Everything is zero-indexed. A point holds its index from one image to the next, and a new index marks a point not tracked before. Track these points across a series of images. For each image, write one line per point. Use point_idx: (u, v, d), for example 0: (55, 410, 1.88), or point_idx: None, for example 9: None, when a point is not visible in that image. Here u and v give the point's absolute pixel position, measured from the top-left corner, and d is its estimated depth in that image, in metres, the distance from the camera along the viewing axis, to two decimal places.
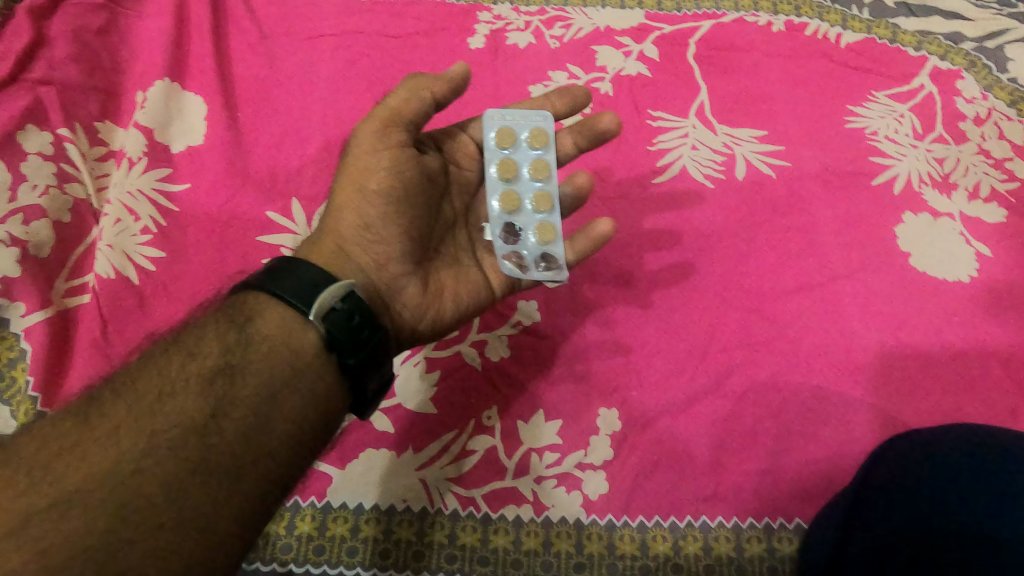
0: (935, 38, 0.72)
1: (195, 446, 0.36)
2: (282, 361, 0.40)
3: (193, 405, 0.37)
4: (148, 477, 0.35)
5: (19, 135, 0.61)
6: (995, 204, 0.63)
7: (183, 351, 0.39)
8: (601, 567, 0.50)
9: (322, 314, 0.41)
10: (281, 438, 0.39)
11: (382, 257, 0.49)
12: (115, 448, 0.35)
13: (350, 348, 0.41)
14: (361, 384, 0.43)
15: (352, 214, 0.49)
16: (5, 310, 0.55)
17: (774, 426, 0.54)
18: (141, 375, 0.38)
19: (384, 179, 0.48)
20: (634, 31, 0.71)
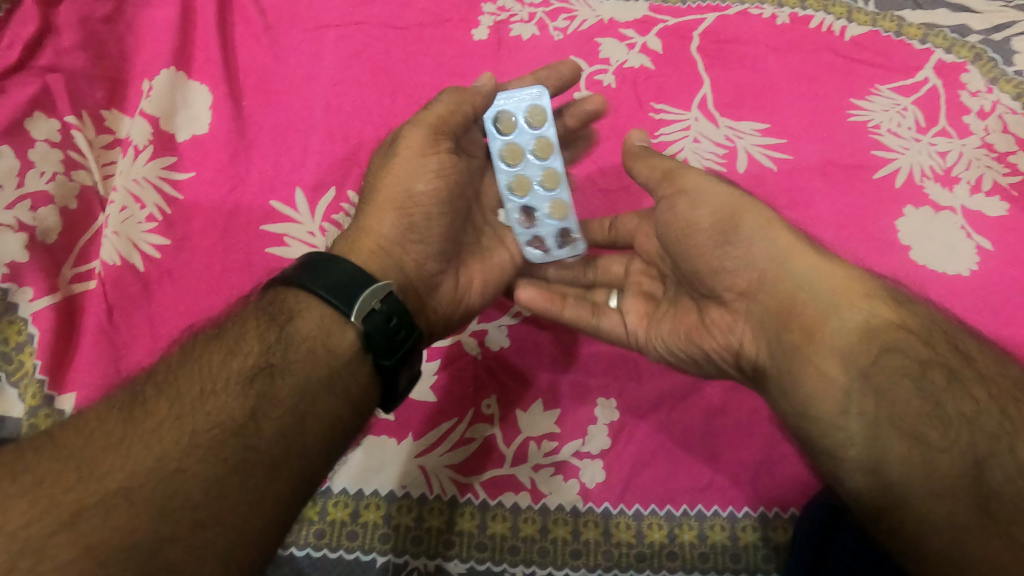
0: (941, 30, 0.71)
1: (235, 445, 0.38)
2: (320, 361, 0.42)
3: (234, 403, 0.39)
4: (190, 474, 0.36)
5: (27, 121, 0.61)
6: (997, 197, 0.63)
7: (223, 350, 0.41)
8: (597, 554, 0.51)
9: (362, 315, 0.42)
10: (314, 438, 0.41)
11: (422, 256, 0.51)
12: (159, 445, 0.36)
13: (385, 350, 0.43)
14: (395, 383, 0.44)
15: (395, 215, 0.51)
16: (13, 295, 0.56)
17: (771, 417, 0.55)
18: (183, 373, 0.39)
19: (432, 183, 0.51)
20: (638, 23, 0.71)
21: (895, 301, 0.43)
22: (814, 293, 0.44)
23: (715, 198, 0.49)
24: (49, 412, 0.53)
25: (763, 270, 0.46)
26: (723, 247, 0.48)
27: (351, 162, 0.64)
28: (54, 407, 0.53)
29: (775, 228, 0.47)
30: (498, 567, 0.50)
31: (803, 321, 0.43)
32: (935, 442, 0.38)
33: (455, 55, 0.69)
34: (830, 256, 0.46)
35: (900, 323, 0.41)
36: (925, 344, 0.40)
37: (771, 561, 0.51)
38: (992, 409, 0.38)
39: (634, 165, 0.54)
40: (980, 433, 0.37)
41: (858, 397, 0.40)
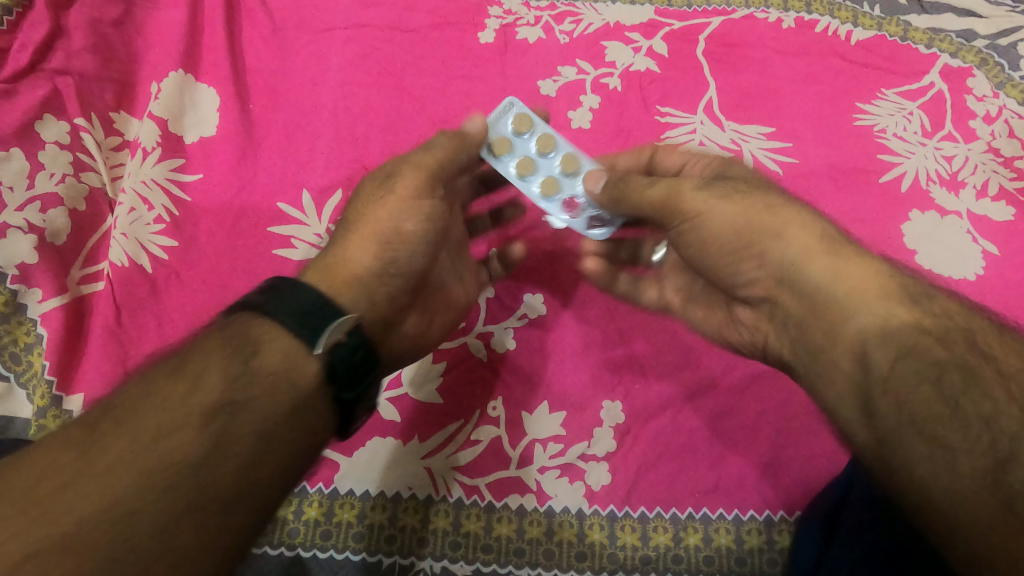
0: (947, 35, 0.71)
1: (191, 488, 0.34)
2: (283, 397, 0.39)
3: (193, 443, 0.35)
4: (143, 520, 0.33)
5: (37, 123, 0.62)
6: (1003, 202, 0.63)
7: (183, 382, 0.37)
8: (602, 557, 0.51)
9: (328, 348, 0.40)
10: (274, 476, 0.38)
11: (394, 293, 0.48)
12: (109, 490, 0.33)
13: (349, 383, 0.41)
14: (354, 417, 0.42)
15: (375, 248, 0.47)
16: (23, 296, 0.56)
17: (776, 420, 0.55)
18: (139, 407, 0.35)
19: (421, 220, 0.48)
20: (644, 26, 0.71)
21: (912, 300, 0.40)
22: (830, 296, 0.42)
23: (719, 210, 0.45)
24: (58, 412, 0.54)
25: (781, 274, 0.44)
26: (737, 257, 0.45)
27: (358, 164, 0.65)
28: (63, 407, 0.54)
29: (792, 231, 0.44)
30: (503, 568, 0.51)
31: (825, 319, 0.42)
32: (953, 439, 0.35)
33: (462, 58, 0.69)
34: (842, 248, 0.43)
35: (918, 325, 0.39)
36: (941, 343, 0.38)
37: (775, 565, 0.51)
38: (1011, 406, 0.35)
39: (626, 188, 0.49)
40: (997, 432, 0.35)
41: (879, 393, 0.38)
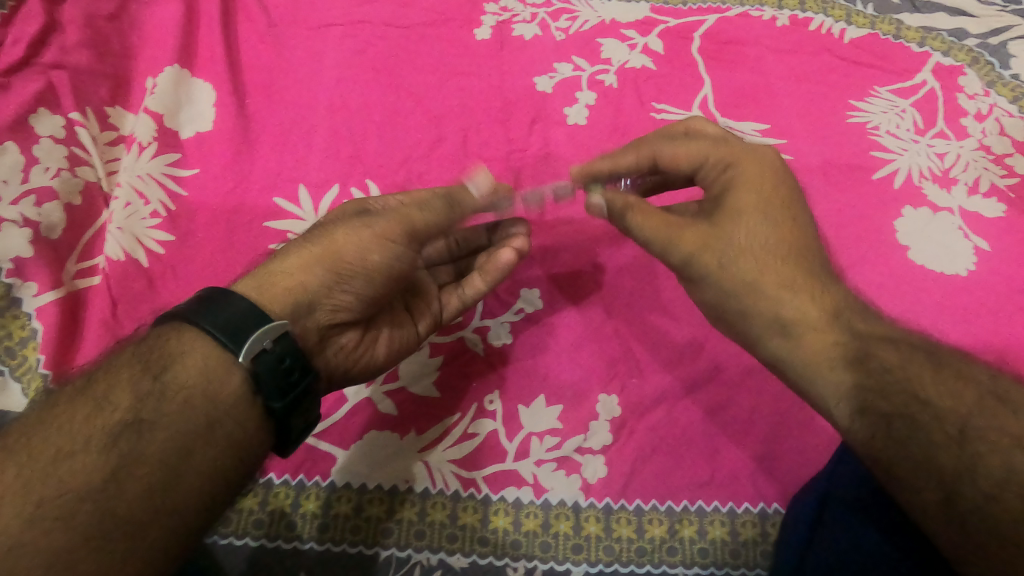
0: (939, 34, 0.72)
1: (89, 511, 0.34)
2: (196, 412, 0.37)
3: (92, 466, 0.35)
4: (31, 549, 0.33)
5: (32, 118, 0.61)
6: (994, 199, 0.64)
7: (90, 404, 0.37)
8: (598, 549, 0.51)
9: (251, 356, 0.38)
10: (189, 493, 0.36)
11: (341, 312, 0.45)
12: (2, 517, 0.33)
13: (276, 392, 0.39)
14: (287, 426, 0.40)
15: (330, 269, 0.44)
16: (18, 290, 0.56)
17: (770, 414, 0.55)
18: (41, 431, 0.36)
19: (389, 254, 0.46)
20: (639, 24, 0.71)
21: (858, 360, 0.42)
22: (788, 367, 0.44)
23: (709, 285, 0.47)
24: None
25: (750, 344, 0.46)
26: (722, 321, 0.48)
27: (354, 159, 0.65)
28: None
29: (768, 307, 0.44)
30: (500, 561, 0.51)
31: (793, 383, 0.45)
32: (904, 478, 0.38)
33: (458, 54, 0.69)
34: (812, 314, 0.43)
35: (860, 386, 0.41)
36: (887, 400, 0.40)
37: (770, 557, 0.51)
38: (951, 447, 0.37)
39: (630, 229, 0.50)
40: (944, 473, 0.37)
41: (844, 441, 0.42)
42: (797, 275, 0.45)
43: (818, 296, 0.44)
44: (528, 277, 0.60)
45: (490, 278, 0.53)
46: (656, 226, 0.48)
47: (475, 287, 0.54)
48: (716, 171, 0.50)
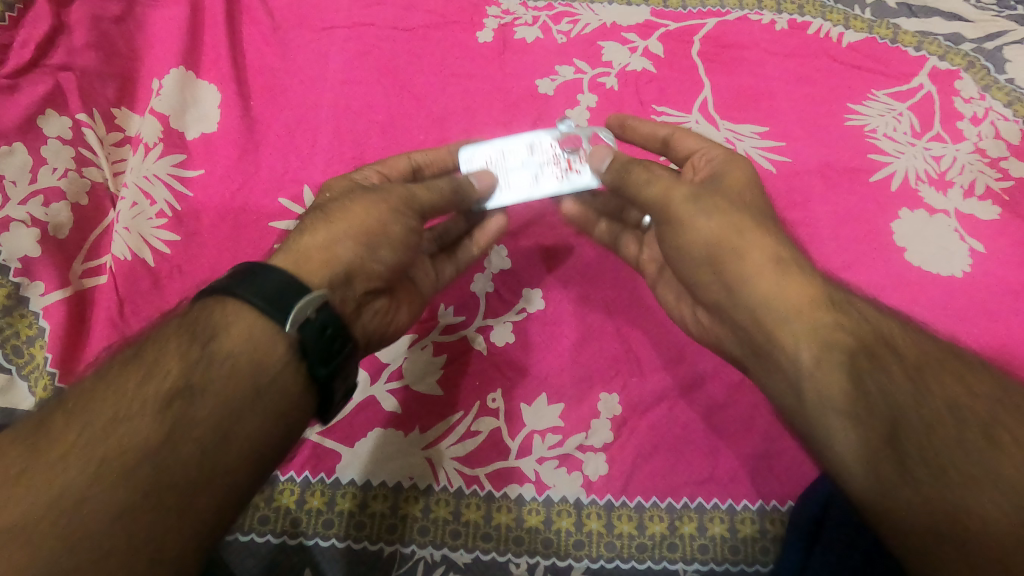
0: (935, 38, 0.73)
1: (147, 472, 0.34)
2: (244, 379, 0.38)
3: (149, 427, 0.35)
4: (98, 504, 0.33)
5: (39, 118, 0.62)
6: (989, 202, 0.65)
7: (140, 371, 0.37)
8: (599, 545, 0.52)
9: (298, 324, 0.39)
10: (241, 457, 0.37)
11: (372, 280, 0.47)
12: (62, 477, 0.33)
13: (322, 358, 0.40)
14: (329, 393, 0.41)
15: (357, 240, 0.46)
16: (25, 289, 0.56)
17: (770, 412, 0.56)
18: (96, 395, 0.36)
19: (405, 223, 0.48)
20: (640, 27, 0.72)
21: (839, 306, 0.42)
22: (770, 310, 0.43)
23: (702, 223, 0.47)
24: None
25: (731, 287, 0.45)
26: (704, 266, 0.47)
27: (358, 160, 0.65)
28: None
29: (755, 251, 0.45)
30: (502, 557, 0.51)
31: (763, 327, 0.44)
32: (857, 416, 0.38)
33: (460, 57, 0.70)
34: (791, 267, 0.44)
35: (839, 324, 0.41)
36: (858, 337, 0.40)
37: (767, 553, 0.52)
38: (906, 383, 0.38)
39: (629, 178, 0.50)
40: (896, 405, 0.37)
41: (806, 384, 0.40)
42: (782, 241, 0.47)
43: (793, 253, 0.46)
44: (530, 278, 0.61)
45: (483, 244, 0.57)
46: (657, 173, 0.49)
47: (467, 253, 0.57)
48: (705, 160, 0.54)
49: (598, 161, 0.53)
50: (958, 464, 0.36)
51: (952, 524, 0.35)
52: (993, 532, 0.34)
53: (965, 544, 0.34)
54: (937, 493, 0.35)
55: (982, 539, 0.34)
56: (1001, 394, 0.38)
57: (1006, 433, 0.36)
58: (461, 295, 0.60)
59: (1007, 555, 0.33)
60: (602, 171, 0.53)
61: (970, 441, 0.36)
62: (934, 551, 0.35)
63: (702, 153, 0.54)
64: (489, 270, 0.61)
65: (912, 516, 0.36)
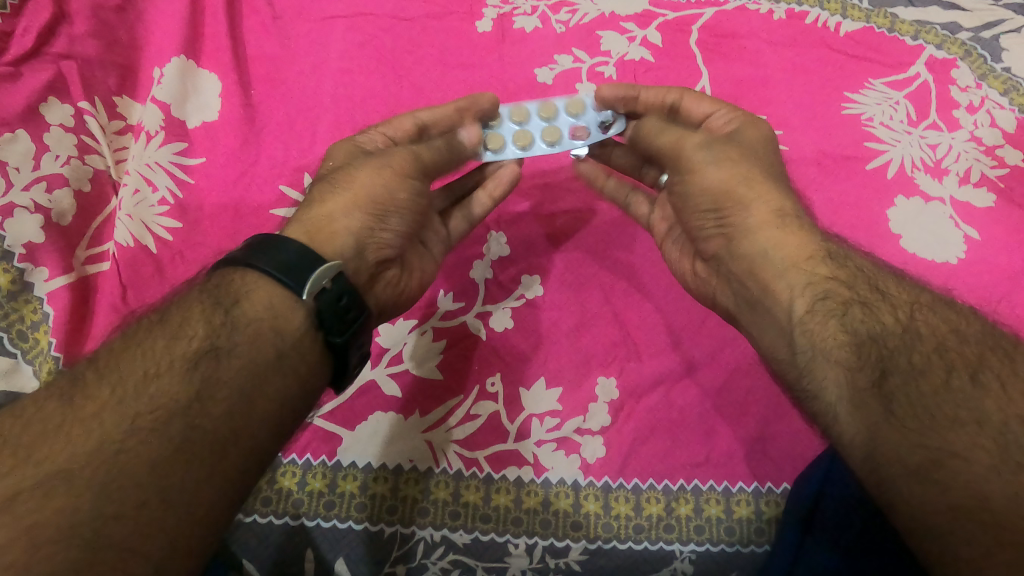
0: (932, 27, 0.73)
1: (180, 426, 0.36)
2: (266, 342, 0.40)
3: (179, 386, 0.37)
4: (134, 456, 0.34)
5: (42, 106, 0.63)
6: (985, 189, 0.65)
7: (167, 333, 0.39)
8: (597, 527, 0.53)
9: (314, 294, 0.41)
10: (265, 421, 0.39)
11: (384, 247, 0.49)
12: (101, 430, 0.35)
13: (337, 326, 0.42)
14: (345, 361, 0.43)
15: (367, 209, 0.48)
16: (30, 275, 0.57)
17: (765, 397, 0.57)
18: (125, 358, 0.38)
19: (411, 189, 0.50)
20: (638, 16, 0.72)
21: (833, 258, 0.45)
22: (766, 261, 0.46)
23: (712, 173, 0.49)
24: None
25: (731, 235, 0.48)
26: (707, 214, 0.50)
27: None
28: None
29: (760, 202, 0.48)
30: (501, 537, 0.52)
31: (759, 278, 0.46)
32: (845, 361, 0.40)
33: (459, 46, 0.70)
34: (791, 222, 0.47)
35: (832, 275, 0.44)
36: (851, 287, 0.43)
37: (763, 534, 0.53)
38: (896, 328, 0.40)
39: (646, 130, 0.54)
40: (884, 351, 0.40)
41: (798, 333, 0.43)
42: (785, 200, 0.48)
43: (795, 208, 0.48)
44: (529, 264, 0.61)
45: (495, 195, 0.58)
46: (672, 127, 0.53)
47: (478, 205, 0.57)
48: (724, 121, 0.54)
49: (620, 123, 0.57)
50: (942, 405, 0.37)
51: (931, 467, 0.36)
52: (973, 472, 0.35)
53: (947, 486, 0.35)
54: (920, 438, 0.37)
55: (959, 478, 0.35)
56: (990, 339, 0.40)
57: (992, 375, 0.37)
58: (461, 281, 0.60)
59: (988, 495, 0.34)
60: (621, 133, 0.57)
61: (955, 383, 0.37)
62: (913, 491, 0.36)
63: (718, 116, 0.54)
64: (488, 257, 0.62)
65: (889, 457, 0.37)
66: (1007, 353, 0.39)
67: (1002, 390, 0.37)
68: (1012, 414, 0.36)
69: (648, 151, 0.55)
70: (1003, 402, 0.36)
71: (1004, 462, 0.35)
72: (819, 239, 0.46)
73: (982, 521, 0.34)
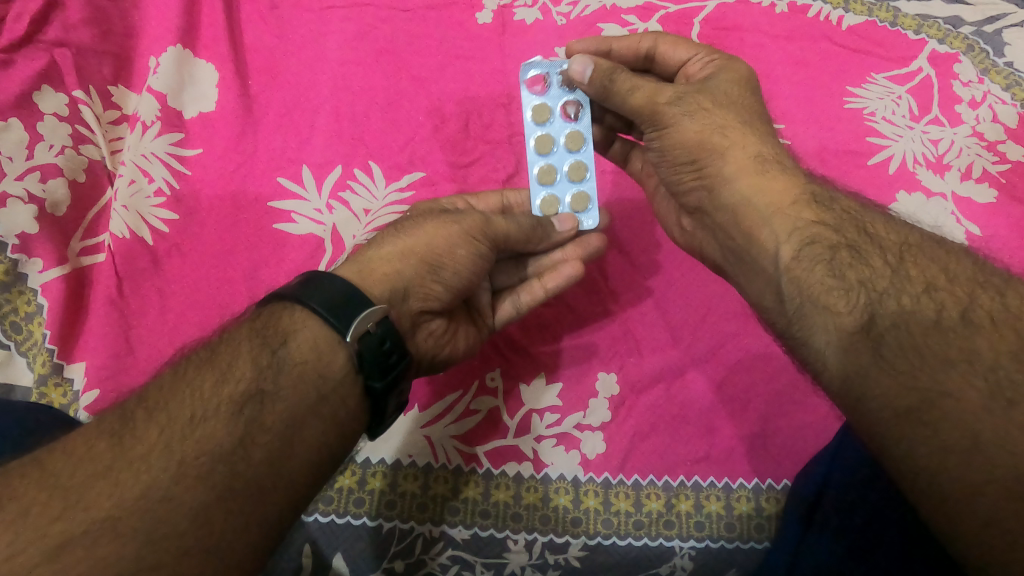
0: (935, 21, 0.72)
1: (223, 470, 0.36)
2: (308, 385, 0.39)
3: (224, 429, 0.37)
4: (178, 503, 0.34)
5: (35, 95, 0.62)
6: (987, 184, 0.65)
7: (215, 372, 0.38)
8: (597, 522, 0.53)
9: (357, 336, 0.39)
10: (301, 462, 0.39)
11: (429, 300, 0.47)
12: (148, 476, 0.34)
13: (377, 371, 0.40)
14: (382, 407, 0.42)
15: (423, 261, 0.47)
16: (24, 266, 0.57)
17: (766, 393, 0.56)
18: (175, 397, 0.37)
19: (473, 252, 0.49)
20: (639, 9, 0.71)
21: (818, 202, 0.44)
22: (750, 208, 0.46)
23: (685, 125, 0.49)
24: (59, 380, 0.55)
25: (713, 186, 0.48)
26: (685, 166, 0.50)
27: (357, 140, 0.65)
28: (64, 375, 0.56)
29: (735, 149, 0.47)
30: (500, 533, 0.52)
31: (745, 229, 0.46)
32: (835, 305, 0.39)
33: (459, 37, 0.69)
34: (771, 166, 0.46)
35: (819, 220, 0.43)
36: (838, 232, 0.42)
37: (763, 530, 0.53)
38: (885, 270, 0.40)
39: (614, 85, 0.52)
40: (872, 294, 0.39)
41: (785, 281, 0.43)
42: (769, 149, 0.48)
43: (774, 152, 0.48)
44: None
45: (549, 288, 0.54)
46: (641, 80, 0.52)
47: (529, 293, 0.55)
48: (701, 67, 0.54)
49: (582, 72, 0.52)
50: (934, 345, 0.37)
51: (921, 409, 0.36)
52: (966, 412, 0.35)
53: (938, 426, 0.36)
54: (912, 378, 0.37)
55: (949, 417, 0.36)
56: (982, 276, 0.39)
57: (983, 313, 0.37)
58: None
59: (979, 433, 0.35)
60: (586, 83, 0.53)
61: (946, 322, 0.37)
62: (904, 434, 0.36)
63: (695, 62, 0.55)
64: None
65: (886, 401, 0.37)
66: (999, 289, 0.39)
67: (993, 326, 0.37)
68: (1004, 350, 0.36)
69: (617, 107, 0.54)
70: (994, 339, 0.36)
71: (994, 399, 0.35)
72: (802, 180, 0.46)
73: (972, 460, 0.35)
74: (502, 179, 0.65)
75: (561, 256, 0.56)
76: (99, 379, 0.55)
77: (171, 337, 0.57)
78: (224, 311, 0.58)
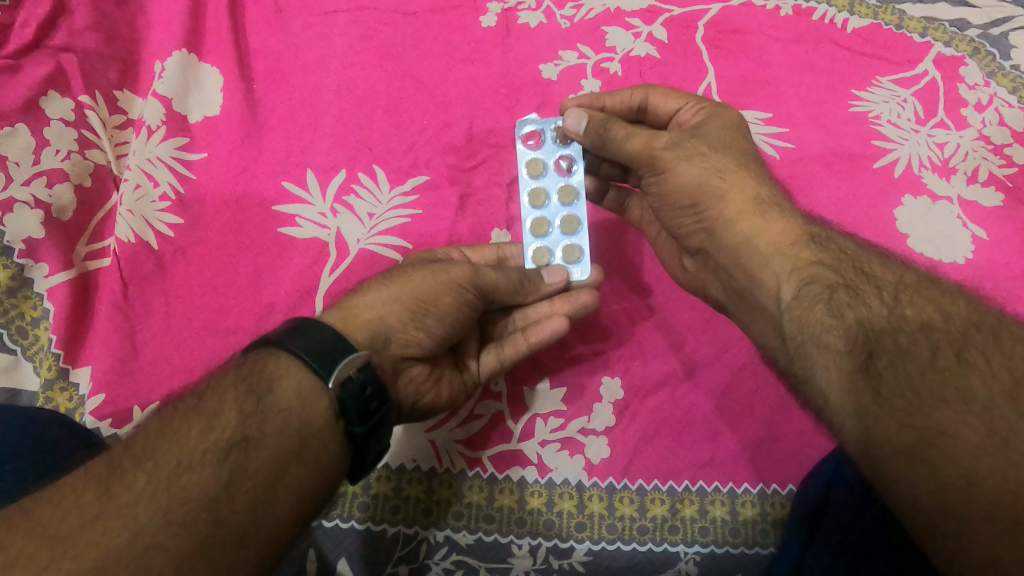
0: (941, 24, 0.72)
1: (208, 519, 0.36)
2: (293, 433, 0.40)
3: (210, 477, 0.37)
4: (162, 550, 0.34)
5: (43, 100, 0.62)
6: (993, 188, 0.65)
7: (201, 421, 0.39)
8: (601, 527, 0.53)
9: (339, 383, 0.40)
10: (284, 511, 0.39)
11: (412, 346, 0.48)
12: (133, 526, 0.34)
13: (358, 418, 0.41)
14: (362, 455, 0.43)
15: (409, 308, 0.48)
16: (29, 271, 0.58)
17: (772, 398, 0.56)
18: (161, 445, 0.37)
19: (458, 299, 0.50)
20: (644, 12, 0.71)
21: (818, 242, 0.44)
22: (751, 249, 0.46)
23: (684, 169, 0.50)
24: (64, 385, 0.56)
25: (713, 227, 0.49)
26: (686, 211, 0.51)
27: (361, 145, 0.65)
28: (70, 380, 0.56)
29: (734, 192, 0.48)
30: (504, 538, 0.52)
31: (746, 269, 0.47)
32: (835, 345, 0.40)
33: (463, 41, 0.69)
34: (768, 209, 0.47)
35: (817, 260, 0.43)
36: (837, 271, 0.42)
37: (768, 536, 0.53)
38: (881, 310, 0.40)
39: (609, 134, 0.53)
40: (870, 332, 0.39)
41: (787, 320, 0.43)
42: (764, 191, 0.48)
43: (772, 194, 0.48)
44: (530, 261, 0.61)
45: (532, 342, 0.53)
46: (637, 128, 0.52)
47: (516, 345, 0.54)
48: (692, 115, 0.56)
49: (577, 125, 0.53)
50: (931, 386, 0.37)
51: (918, 446, 0.36)
52: (963, 450, 0.35)
53: (937, 464, 0.35)
54: (913, 416, 0.37)
55: (949, 456, 0.35)
56: (976, 317, 0.39)
57: (978, 353, 0.37)
58: None
59: (975, 471, 0.35)
60: (581, 135, 0.54)
61: (942, 362, 0.37)
62: (904, 472, 0.36)
63: (687, 110, 0.56)
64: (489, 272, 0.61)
65: (887, 438, 0.37)
66: (994, 330, 0.38)
67: (988, 366, 0.37)
68: (997, 390, 0.36)
69: (614, 155, 0.55)
70: (989, 378, 0.36)
71: (991, 437, 0.35)
72: (799, 220, 0.46)
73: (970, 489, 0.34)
74: (506, 182, 0.65)
75: (547, 308, 0.55)
76: (104, 383, 0.55)
77: (175, 341, 0.57)
78: (229, 315, 0.59)
